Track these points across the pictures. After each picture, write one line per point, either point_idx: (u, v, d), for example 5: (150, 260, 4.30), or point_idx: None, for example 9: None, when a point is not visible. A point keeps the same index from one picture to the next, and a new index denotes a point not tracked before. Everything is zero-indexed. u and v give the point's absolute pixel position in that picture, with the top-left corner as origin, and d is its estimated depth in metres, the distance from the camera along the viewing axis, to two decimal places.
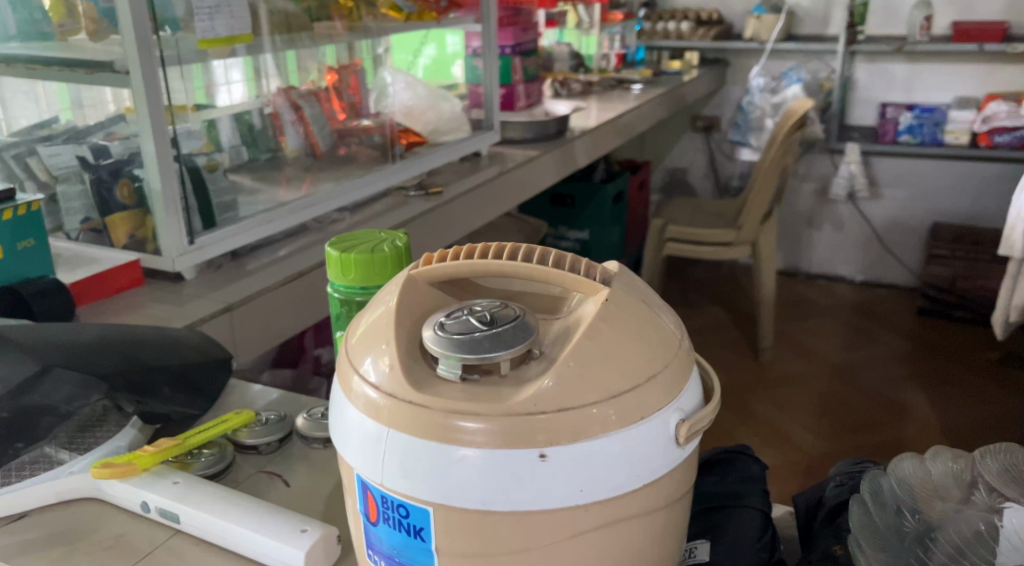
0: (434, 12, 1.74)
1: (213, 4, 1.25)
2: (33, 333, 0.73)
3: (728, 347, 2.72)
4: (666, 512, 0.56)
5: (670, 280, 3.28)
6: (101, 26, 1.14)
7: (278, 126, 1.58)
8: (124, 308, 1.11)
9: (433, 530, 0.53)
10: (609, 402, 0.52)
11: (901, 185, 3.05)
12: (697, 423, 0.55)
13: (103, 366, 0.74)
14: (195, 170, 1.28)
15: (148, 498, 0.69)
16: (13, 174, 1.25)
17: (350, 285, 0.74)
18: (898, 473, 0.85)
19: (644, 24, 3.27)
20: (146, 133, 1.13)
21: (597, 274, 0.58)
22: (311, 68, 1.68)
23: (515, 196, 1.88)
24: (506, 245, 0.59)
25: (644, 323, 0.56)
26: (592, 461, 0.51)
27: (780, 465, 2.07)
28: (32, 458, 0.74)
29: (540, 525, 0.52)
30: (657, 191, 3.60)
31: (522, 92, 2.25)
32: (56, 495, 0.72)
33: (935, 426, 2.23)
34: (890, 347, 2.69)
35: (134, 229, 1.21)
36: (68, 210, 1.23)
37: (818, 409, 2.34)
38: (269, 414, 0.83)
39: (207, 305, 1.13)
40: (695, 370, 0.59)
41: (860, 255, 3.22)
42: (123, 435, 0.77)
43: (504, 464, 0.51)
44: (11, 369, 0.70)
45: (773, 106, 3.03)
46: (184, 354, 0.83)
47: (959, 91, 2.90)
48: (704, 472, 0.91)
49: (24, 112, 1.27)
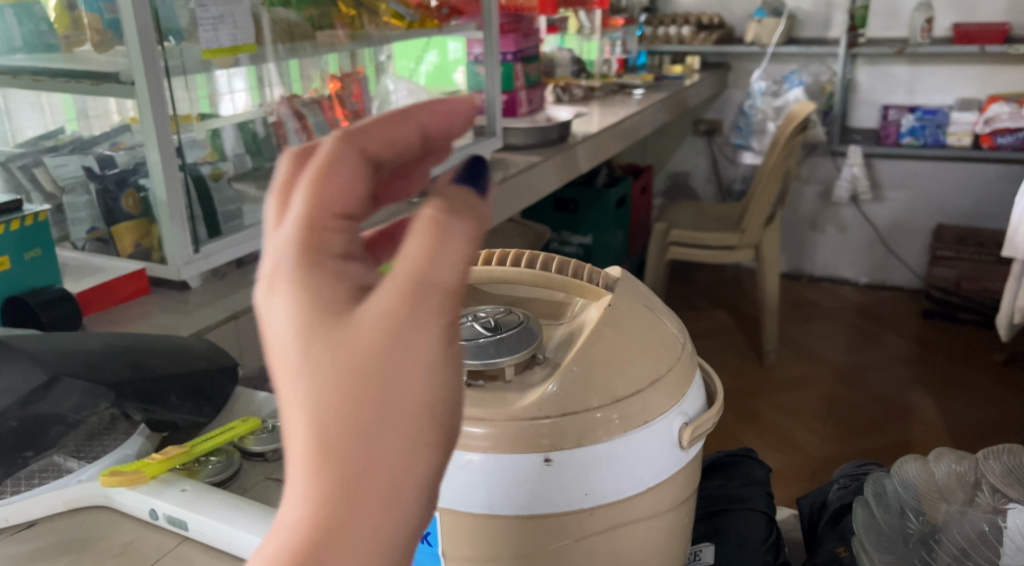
0: (435, 19, 1.77)
1: (217, 15, 1.27)
2: (41, 343, 0.74)
3: (732, 351, 2.71)
4: (672, 515, 0.56)
5: (674, 284, 3.28)
6: (107, 38, 1.14)
7: (282, 135, 1.57)
8: (131, 317, 1.11)
9: (440, 534, 0.54)
10: (612, 406, 0.52)
11: (904, 187, 3.05)
12: (700, 427, 0.56)
13: (112, 374, 0.75)
14: (200, 179, 1.29)
15: (157, 505, 0.69)
16: (19, 185, 1.24)
17: None
18: (902, 474, 0.84)
19: (645, 29, 3.29)
20: (151, 144, 1.13)
21: (600, 280, 0.60)
22: (314, 75, 1.72)
23: (519, 201, 1.89)
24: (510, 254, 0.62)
25: (648, 327, 0.57)
26: (596, 466, 0.52)
27: (784, 468, 2.07)
28: (41, 467, 0.74)
29: (545, 529, 0.52)
30: (659, 195, 3.61)
31: (524, 98, 2.26)
32: (65, 503, 0.71)
33: (942, 427, 2.23)
34: (895, 349, 2.69)
35: (140, 238, 1.21)
36: (75, 220, 1.25)
37: (823, 411, 2.34)
38: (276, 422, 0.83)
39: (213, 314, 1.14)
40: (698, 374, 0.59)
41: (864, 257, 3.22)
42: (132, 443, 0.77)
43: (508, 469, 0.51)
44: (21, 377, 0.70)
45: (775, 110, 3.04)
46: (193, 362, 0.84)
47: (961, 92, 2.91)
48: (708, 477, 0.91)
49: (30, 123, 1.29)
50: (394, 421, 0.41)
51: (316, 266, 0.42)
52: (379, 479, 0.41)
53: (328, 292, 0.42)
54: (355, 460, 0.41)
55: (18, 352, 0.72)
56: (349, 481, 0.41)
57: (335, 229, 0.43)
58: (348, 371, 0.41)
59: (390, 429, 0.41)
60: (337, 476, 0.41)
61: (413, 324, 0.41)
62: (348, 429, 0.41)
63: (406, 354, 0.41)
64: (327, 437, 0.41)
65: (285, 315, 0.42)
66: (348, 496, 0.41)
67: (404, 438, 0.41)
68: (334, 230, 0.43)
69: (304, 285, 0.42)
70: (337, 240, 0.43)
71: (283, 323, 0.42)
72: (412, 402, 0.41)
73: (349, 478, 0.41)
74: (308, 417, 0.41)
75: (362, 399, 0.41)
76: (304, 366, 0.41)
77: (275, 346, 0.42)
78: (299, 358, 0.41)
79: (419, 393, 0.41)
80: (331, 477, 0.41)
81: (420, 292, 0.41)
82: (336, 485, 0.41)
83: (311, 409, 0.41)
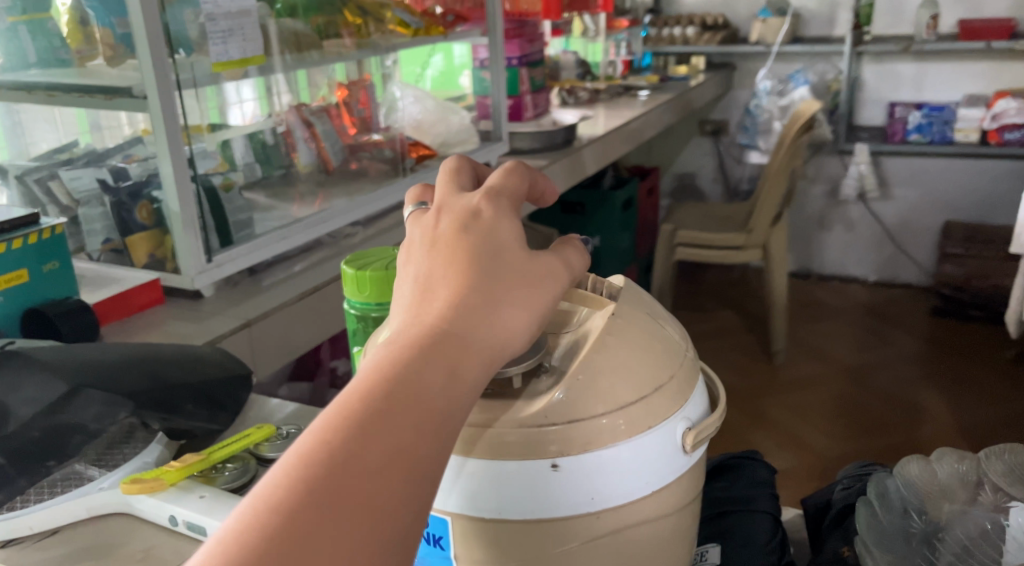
0: (441, 26, 1.79)
1: (227, 28, 1.30)
2: (61, 355, 0.76)
3: (740, 351, 2.72)
4: (676, 517, 0.58)
5: (681, 285, 3.29)
6: (118, 52, 1.17)
7: (290, 143, 1.60)
8: (146, 327, 1.13)
9: (451, 538, 0.55)
10: (618, 412, 0.54)
11: (912, 184, 3.06)
12: (702, 431, 0.57)
13: (131, 383, 0.77)
14: (212, 190, 1.31)
15: (176, 511, 0.71)
16: (35, 199, 1.27)
17: (365, 302, 0.76)
18: (905, 475, 0.85)
19: (649, 30, 3.30)
20: (163, 155, 1.15)
21: (603, 289, 0.61)
22: (322, 84, 1.74)
23: (526, 205, 1.90)
24: None
25: (650, 335, 0.58)
26: (601, 470, 0.53)
27: (793, 467, 2.08)
28: (63, 475, 0.75)
29: (554, 532, 0.53)
30: (666, 196, 3.61)
31: (529, 102, 2.27)
32: (87, 511, 0.73)
33: (952, 425, 2.24)
34: (905, 347, 2.69)
35: (154, 249, 1.24)
36: (90, 232, 1.26)
37: (832, 410, 2.35)
38: (290, 428, 0.84)
39: (227, 323, 1.16)
40: (700, 380, 0.61)
41: (872, 255, 3.22)
42: (150, 451, 0.79)
43: (516, 474, 0.53)
44: (43, 388, 0.72)
45: (781, 109, 3.05)
46: (207, 370, 0.86)
47: (968, 89, 2.91)
48: (714, 478, 0.93)
49: (44, 137, 1.31)
50: (522, 306, 0.54)
51: (498, 198, 0.58)
52: (498, 341, 0.52)
53: (504, 211, 0.57)
54: (493, 312, 0.53)
55: (38, 363, 0.74)
56: (483, 333, 0.52)
57: (516, 203, 0.59)
58: (510, 255, 0.55)
59: (518, 313, 0.53)
60: (473, 324, 0.52)
61: (555, 266, 0.56)
62: (497, 289, 0.53)
63: (548, 271, 0.55)
64: (477, 289, 0.53)
65: (469, 211, 0.56)
66: (471, 340, 0.51)
67: (525, 326, 0.54)
68: (511, 194, 0.59)
69: (491, 200, 0.57)
70: (514, 201, 0.58)
71: (463, 216, 0.56)
72: (541, 306, 0.55)
73: (477, 332, 0.52)
74: (469, 271, 0.53)
75: (512, 276, 0.54)
76: (474, 241, 0.55)
77: (449, 227, 0.56)
78: (475, 235, 0.55)
79: (547, 301, 0.55)
80: (470, 319, 0.52)
81: (564, 259, 0.57)
82: (466, 329, 0.52)
83: (474, 266, 0.54)
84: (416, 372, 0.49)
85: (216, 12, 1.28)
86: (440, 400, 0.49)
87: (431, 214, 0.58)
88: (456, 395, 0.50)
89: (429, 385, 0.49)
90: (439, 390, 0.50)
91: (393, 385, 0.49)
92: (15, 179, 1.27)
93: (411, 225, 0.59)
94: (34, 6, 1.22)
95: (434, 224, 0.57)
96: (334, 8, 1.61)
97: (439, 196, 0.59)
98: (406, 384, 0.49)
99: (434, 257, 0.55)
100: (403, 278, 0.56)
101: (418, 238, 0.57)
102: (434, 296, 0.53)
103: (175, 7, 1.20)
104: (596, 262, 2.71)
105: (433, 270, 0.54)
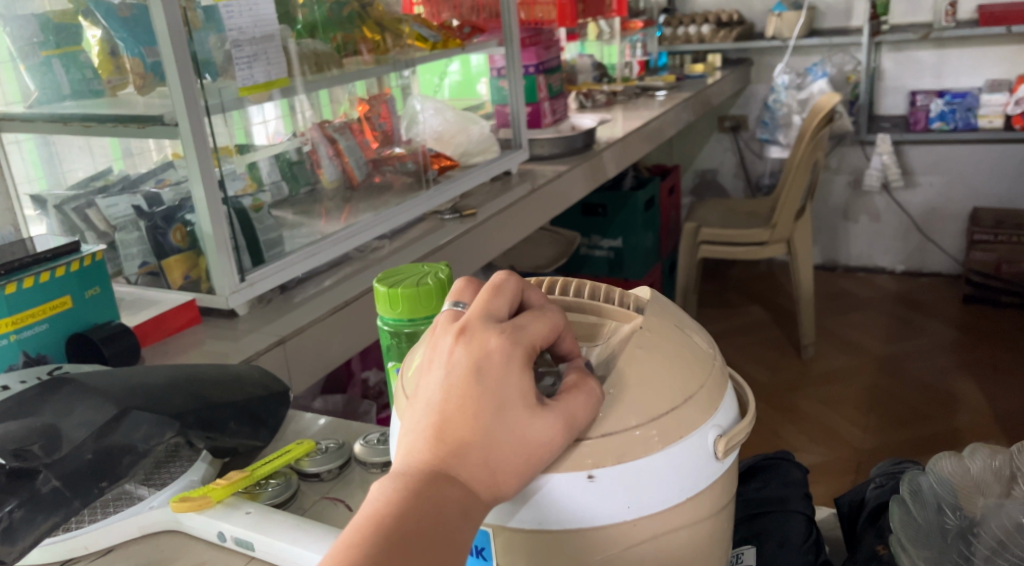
0: (458, 39, 1.82)
1: (252, 53, 1.34)
2: (109, 381, 0.79)
3: (769, 347, 2.72)
4: (711, 521, 0.59)
5: (706, 283, 3.29)
6: (149, 81, 1.19)
7: (315, 160, 1.63)
8: (184, 347, 1.16)
9: (494, 549, 0.57)
10: (650, 423, 0.55)
11: (936, 171, 3.04)
12: (734, 437, 0.58)
13: (175, 406, 0.80)
14: (242, 212, 1.34)
15: (224, 527, 0.73)
16: (74, 226, 1.32)
17: (398, 318, 0.78)
18: (937, 470, 0.85)
19: (664, 30, 3.31)
20: (195, 179, 1.18)
21: (631, 303, 0.64)
22: (344, 101, 1.74)
23: (550, 209, 1.92)
24: (571, 282, 0.67)
25: (678, 345, 0.60)
26: (637, 479, 0.55)
27: (827, 462, 2.08)
28: (115, 495, 0.78)
29: (593, 539, 0.55)
30: (688, 194, 3.62)
31: (548, 108, 2.29)
32: (139, 529, 0.76)
33: (987, 413, 2.22)
34: (936, 337, 2.67)
35: (189, 271, 1.27)
36: (127, 256, 1.30)
37: (865, 402, 2.34)
38: (329, 443, 0.86)
39: (262, 339, 1.19)
40: (729, 387, 0.62)
41: (900, 245, 3.20)
42: (196, 470, 0.82)
43: (554, 485, 0.54)
44: (93, 412, 0.75)
45: (800, 102, 3.05)
46: (248, 390, 0.88)
47: (990, 74, 2.89)
48: (747, 480, 0.94)
49: (81, 165, 1.35)
50: (524, 456, 0.53)
51: (516, 341, 0.56)
52: (500, 490, 0.53)
53: (515, 360, 0.55)
54: (504, 459, 0.53)
55: (89, 388, 0.77)
56: (485, 488, 0.53)
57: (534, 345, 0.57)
58: (516, 409, 0.54)
59: (517, 466, 0.53)
60: (476, 477, 0.53)
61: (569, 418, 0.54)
62: (503, 441, 0.53)
63: (551, 427, 0.53)
64: (484, 439, 0.53)
65: (482, 348, 0.55)
66: (475, 488, 0.53)
67: (523, 481, 0.54)
68: (530, 338, 0.56)
69: (505, 343, 0.55)
70: (531, 339, 0.57)
71: (476, 353, 0.55)
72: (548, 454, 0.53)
73: (479, 486, 0.53)
74: (481, 418, 0.53)
75: (517, 431, 0.53)
76: (484, 386, 0.54)
77: (467, 359, 0.55)
78: (480, 378, 0.54)
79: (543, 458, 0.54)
80: (475, 470, 0.53)
81: (567, 416, 0.54)
82: (474, 475, 0.53)
83: (482, 415, 0.53)
84: (428, 519, 0.52)
85: (240, 39, 1.33)
86: (446, 547, 0.52)
87: (452, 330, 0.57)
88: (459, 541, 0.52)
89: (435, 539, 0.51)
90: (445, 539, 0.52)
91: (404, 531, 0.51)
92: (54, 209, 1.33)
93: (438, 334, 0.58)
94: (65, 40, 1.26)
95: (451, 348, 0.56)
96: (351, 24, 1.63)
97: (468, 315, 0.58)
98: (417, 529, 0.51)
99: (452, 387, 0.55)
100: (420, 396, 0.56)
101: (436, 356, 0.56)
102: (443, 437, 0.54)
103: (201, 33, 1.25)
104: (620, 263, 2.72)
105: (445, 406, 0.54)
